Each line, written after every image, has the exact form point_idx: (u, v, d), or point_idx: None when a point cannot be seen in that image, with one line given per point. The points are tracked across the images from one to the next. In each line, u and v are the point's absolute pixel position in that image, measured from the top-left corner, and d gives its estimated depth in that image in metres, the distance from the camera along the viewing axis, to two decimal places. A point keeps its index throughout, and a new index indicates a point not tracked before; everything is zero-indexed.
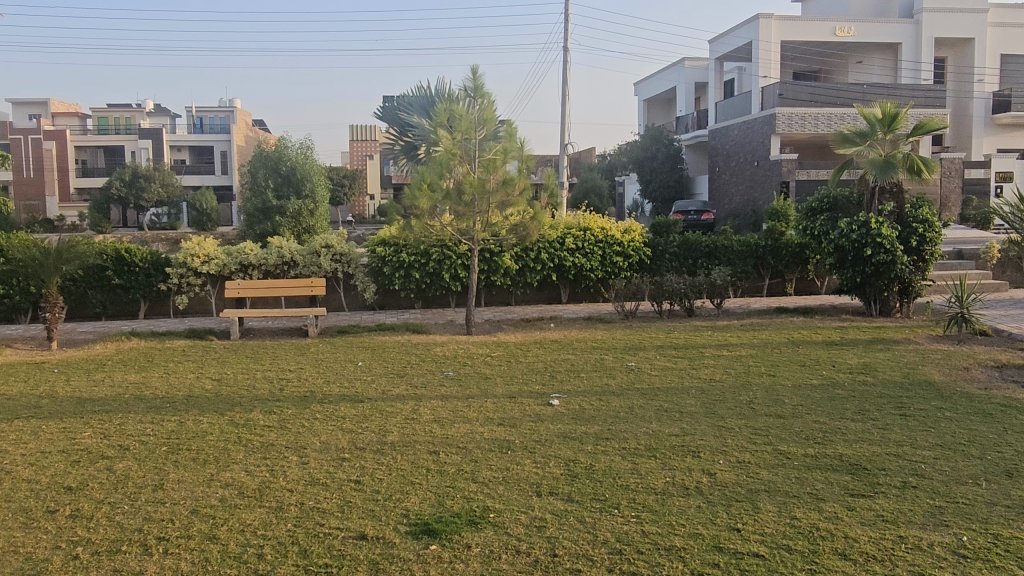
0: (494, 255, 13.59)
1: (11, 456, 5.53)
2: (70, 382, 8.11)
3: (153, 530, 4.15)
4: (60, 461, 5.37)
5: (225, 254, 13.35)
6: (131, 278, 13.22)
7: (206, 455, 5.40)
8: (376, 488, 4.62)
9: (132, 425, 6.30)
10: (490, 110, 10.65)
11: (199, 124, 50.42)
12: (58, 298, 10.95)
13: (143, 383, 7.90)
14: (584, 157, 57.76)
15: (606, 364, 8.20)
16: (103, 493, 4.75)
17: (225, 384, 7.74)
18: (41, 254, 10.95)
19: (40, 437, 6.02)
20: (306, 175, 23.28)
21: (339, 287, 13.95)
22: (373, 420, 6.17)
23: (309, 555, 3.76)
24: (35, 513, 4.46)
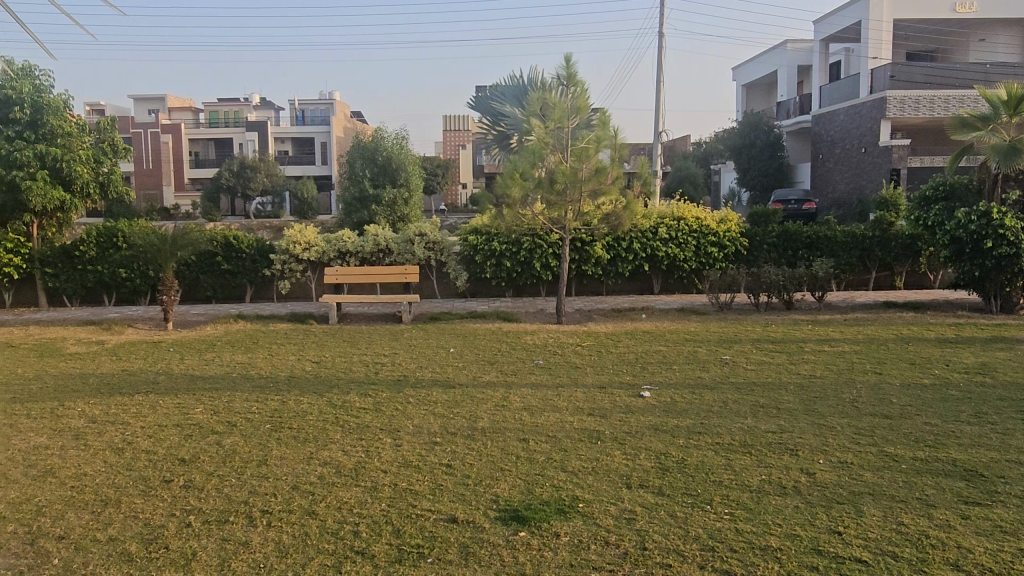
0: (585, 245, 13.53)
1: (133, 428, 5.95)
2: (184, 360, 8.65)
3: (258, 503, 4.37)
4: (175, 434, 5.74)
5: (324, 242, 13.87)
6: (239, 263, 14.01)
7: (306, 434, 5.65)
8: (466, 473, 4.70)
9: (239, 402, 6.66)
10: (583, 98, 10.54)
11: (301, 117, 52.50)
12: (173, 283, 11.68)
13: (249, 363, 8.34)
14: (679, 144, 56.49)
15: (700, 357, 8.00)
16: (213, 466, 5.04)
17: (323, 366, 8.06)
18: (159, 240, 11.70)
19: (158, 411, 6.45)
20: (401, 165, 23.82)
21: (432, 275, 14.20)
22: (463, 405, 6.27)
23: (401, 535, 3.87)
24: (152, 481, 4.79)
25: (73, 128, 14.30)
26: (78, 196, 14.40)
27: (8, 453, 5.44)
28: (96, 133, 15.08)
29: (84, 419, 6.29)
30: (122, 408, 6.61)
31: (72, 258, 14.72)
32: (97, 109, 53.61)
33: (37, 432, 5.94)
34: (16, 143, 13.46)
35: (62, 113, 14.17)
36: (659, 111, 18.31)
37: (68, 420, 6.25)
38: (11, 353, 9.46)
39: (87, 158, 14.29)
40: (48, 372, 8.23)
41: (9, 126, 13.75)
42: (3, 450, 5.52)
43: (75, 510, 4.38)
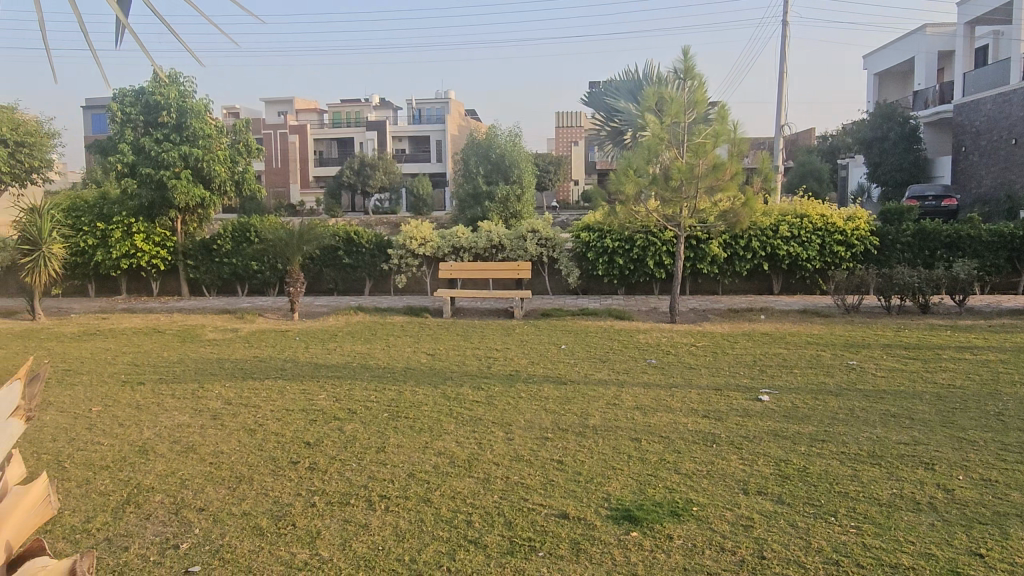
0: (701, 242, 13.24)
1: (264, 411, 6.35)
2: (309, 349, 9.14)
3: (377, 488, 4.56)
4: (301, 419, 6.08)
5: (439, 238, 14.24)
6: (359, 257, 14.64)
7: (422, 424, 5.82)
8: (578, 470, 4.70)
9: (359, 391, 6.97)
10: (701, 92, 10.27)
11: (418, 116, 54.17)
12: (300, 275, 12.32)
13: (369, 353, 8.71)
14: (802, 138, 54.10)
15: (824, 361, 7.63)
16: (336, 450, 5.30)
17: (439, 358, 8.29)
18: (287, 235, 12.39)
19: (286, 395, 6.86)
20: (515, 162, 24.12)
21: (544, 271, 14.27)
22: (575, 402, 6.27)
23: (513, 527, 3.93)
24: (281, 462, 5.10)
25: (212, 130, 15.39)
26: (216, 193, 15.52)
27: (156, 429, 5.94)
28: (233, 134, 16.15)
29: (222, 401, 6.78)
30: (254, 392, 7.07)
31: (210, 251, 15.84)
32: (232, 112, 57.38)
33: (182, 411, 6.46)
34: (164, 145, 14.65)
35: (204, 116, 15.28)
36: (782, 104, 17.58)
37: (207, 401, 6.76)
38: (158, 337, 10.32)
39: (224, 158, 15.36)
40: (190, 356, 8.92)
41: (158, 130, 14.97)
42: (152, 426, 6.03)
43: (213, 485, 4.72)
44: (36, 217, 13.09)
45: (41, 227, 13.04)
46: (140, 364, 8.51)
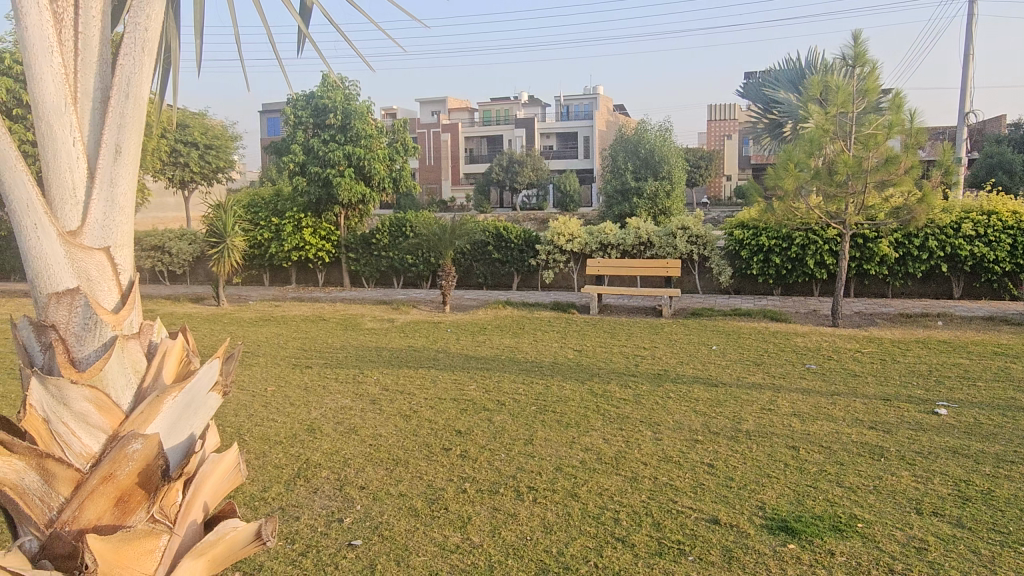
0: (869, 241, 12.44)
1: (419, 399, 6.66)
2: (460, 341, 9.45)
3: (525, 479, 4.65)
4: (452, 407, 6.31)
5: (587, 234, 14.25)
6: (508, 253, 14.97)
7: (569, 418, 5.87)
8: (730, 475, 4.55)
9: (508, 383, 7.12)
10: (873, 79, 9.60)
11: (566, 112, 54.42)
12: (451, 269, 12.74)
13: (517, 347, 8.87)
14: (990, 126, 48.82)
15: (1014, 374, 6.88)
16: (485, 440, 5.45)
17: (586, 355, 8.30)
18: (440, 231, 12.88)
19: (438, 384, 7.15)
20: (665, 158, 23.65)
21: (694, 269, 13.88)
22: (727, 406, 6.06)
23: (662, 529, 3.87)
24: (434, 448, 5.32)
25: (373, 130, 16.31)
26: (376, 190, 16.42)
27: (322, 410, 6.40)
28: (392, 134, 17.06)
29: (380, 386, 7.19)
30: (409, 379, 7.44)
31: (369, 244, 16.73)
32: (390, 112, 60.36)
33: (345, 395, 6.91)
34: (330, 145, 15.70)
35: (365, 117, 16.21)
36: (967, 89, 15.97)
37: (367, 386, 7.19)
38: (324, 325, 11.09)
39: (383, 156, 16.24)
40: (351, 343, 9.51)
41: (325, 131, 16.06)
42: (318, 407, 6.50)
43: (373, 465, 5.02)
44: (222, 213, 14.49)
45: (226, 222, 14.40)
46: (309, 349, 9.20)
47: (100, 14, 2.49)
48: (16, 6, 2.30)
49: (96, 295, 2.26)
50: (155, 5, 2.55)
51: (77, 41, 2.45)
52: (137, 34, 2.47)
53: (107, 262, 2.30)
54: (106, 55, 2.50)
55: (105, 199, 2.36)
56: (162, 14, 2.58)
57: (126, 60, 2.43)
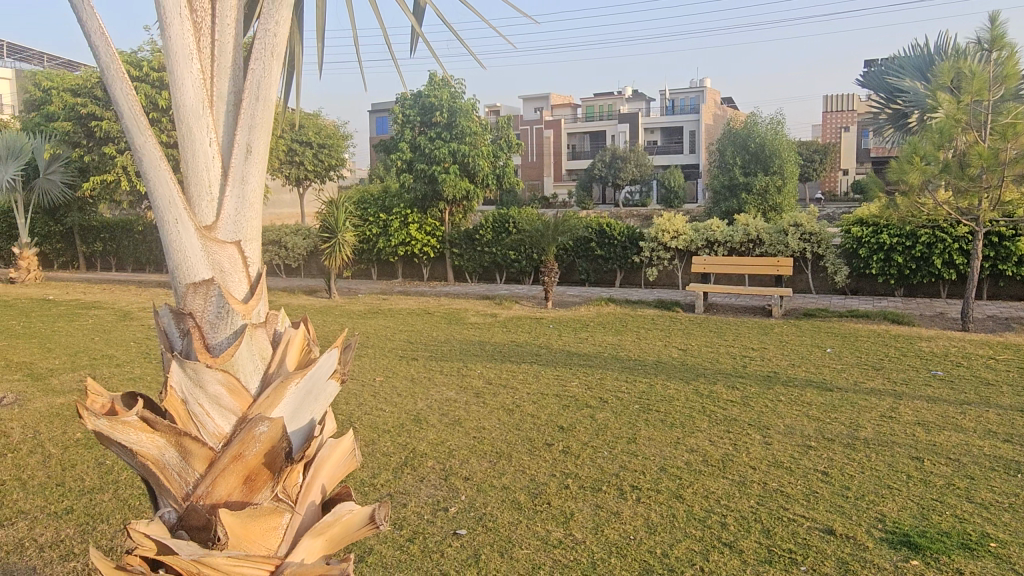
0: (1004, 240, 11.52)
1: (522, 393, 6.73)
2: (562, 337, 9.47)
3: (629, 478, 4.61)
4: (555, 403, 6.33)
5: (692, 231, 13.92)
6: (611, 250, 14.88)
7: (673, 418, 5.76)
8: (846, 485, 4.33)
9: (611, 380, 7.08)
10: (1013, 65, 8.91)
11: (671, 107, 53.41)
12: (554, 265, 12.74)
13: (620, 345, 8.79)
14: None
15: None
16: (588, 436, 5.44)
17: (691, 354, 8.13)
18: (543, 227, 12.93)
19: (541, 380, 7.20)
20: (776, 152, 22.75)
21: (807, 268, 13.30)
22: (843, 412, 5.77)
23: (772, 536, 3.74)
24: (537, 443, 5.36)
25: (478, 127, 16.59)
26: (480, 186, 16.69)
27: (428, 401, 6.58)
28: (496, 131, 17.30)
29: (484, 380, 7.32)
30: (512, 373, 7.53)
31: (473, 240, 16.96)
32: (494, 110, 61.13)
33: (450, 387, 7.07)
34: (437, 143, 16.08)
35: (470, 115, 16.50)
36: None
37: (470, 380, 7.33)
38: (429, 318, 11.37)
39: (487, 153, 16.49)
40: (455, 337, 9.71)
41: (432, 129, 16.46)
42: (425, 398, 6.69)
43: (477, 457, 5.11)
44: (334, 209, 15.11)
45: (338, 217, 15.01)
46: (414, 341, 9.46)
47: (235, 22, 2.66)
48: (162, 16, 2.50)
49: (228, 285, 2.41)
50: (283, 12, 2.69)
51: (214, 47, 2.62)
52: (267, 40, 2.62)
53: (238, 255, 2.45)
54: (238, 59, 2.66)
55: (236, 196, 2.51)
56: (289, 21, 2.72)
57: (256, 65, 2.58)
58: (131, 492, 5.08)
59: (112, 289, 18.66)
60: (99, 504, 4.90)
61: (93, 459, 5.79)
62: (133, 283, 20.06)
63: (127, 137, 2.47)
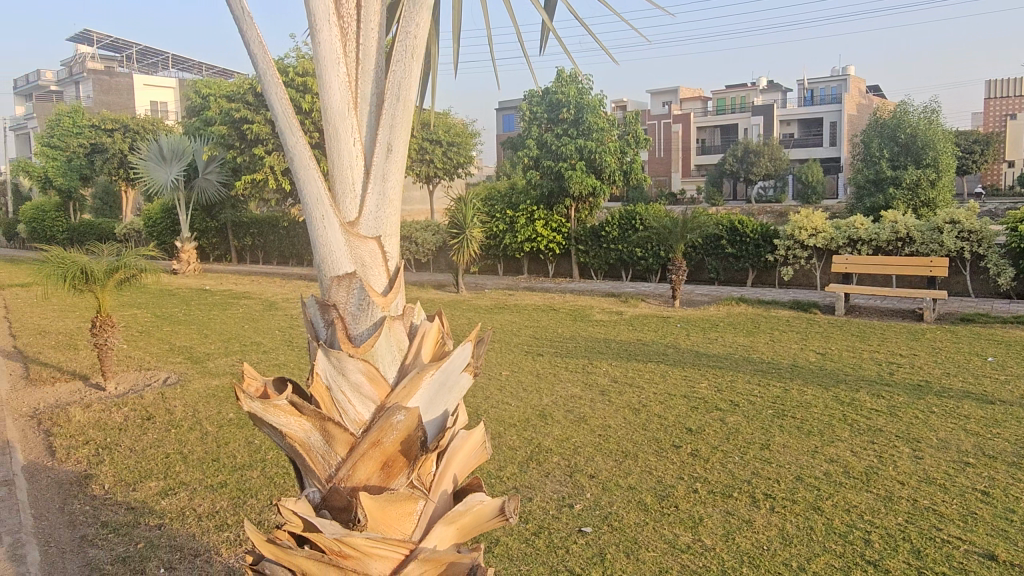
0: None
1: (648, 393, 6.62)
2: (690, 337, 9.22)
3: (761, 486, 4.41)
4: (683, 405, 6.17)
5: (833, 228, 13.14)
6: (743, 248, 14.35)
7: (811, 426, 5.47)
8: (1010, 507, 3.94)
9: (742, 383, 6.81)
10: None
11: (810, 97, 50.72)
12: (682, 263, 12.42)
13: (752, 346, 8.45)
14: None
15: None
16: (717, 440, 5.27)
17: (830, 358, 7.69)
18: (671, 224, 12.62)
19: (668, 380, 7.05)
20: (930, 143, 21.02)
21: (964, 269, 12.22)
22: (1007, 428, 5.25)
23: (923, 557, 3.47)
24: (664, 444, 5.24)
25: (605, 123, 16.47)
26: (607, 182, 16.53)
27: (554, 397, 6.61)
28: (624, 126, 17.10)
29: (610, 378, 7.25)
30: (638, 373, 7.41)
31: (599, 237, 16.79)
32: (621, 105, 60.42)
33: (575, 384, 7.07)
34: (564, 140, 16.17)
35: (597, 111, 16.41)
36: None
37: (596, 377, 7.28)
38: (554, 315, 11.43)
39: (615, 149, 16.31)
40: (581, 334, 9.69)
41: (559, 126, 16.59)
42: (550, 394, 6.72)
43: (602, 455, 5.07)
44: (462, 206, 15.49)
45: (466, 214, 15.37)
46: (539, 337, 9.52)
47: (378, 26, 2.77)
48: (313, 23, 2.64)
49: (369, 279, 2.51)
50: (423, 14, 2.76)
51: (358, 51, 2.74)
52: (407, 42, 2.71)
53: (378, 250, 2.55)
54: (380, 61, 2.77)
55: (377, 193, 2.61)
56: (428, 23, 2.80)
57: (397, 67, 2.67)
58: (276, 470, 5.44)
59: (260, 281, 20.06)
60: (248, 479, 5.28)
61: (243, 438, 6.24)
62: (278, 276, 21.46)
63: (280, 139, 2.64)
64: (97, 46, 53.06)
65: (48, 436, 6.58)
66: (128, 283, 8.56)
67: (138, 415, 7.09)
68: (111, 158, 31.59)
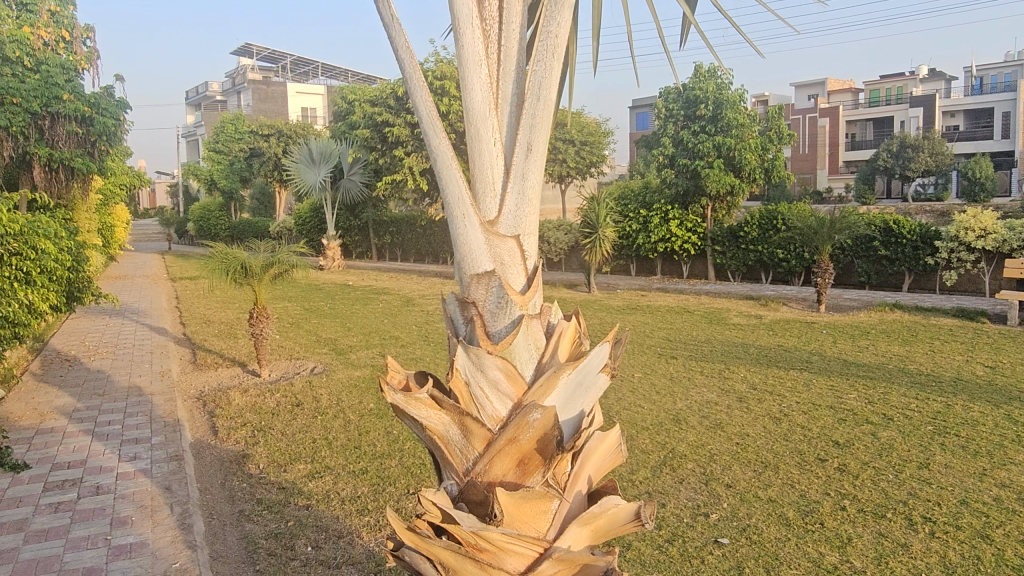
0: None
1: (790, 402, 6.29)
2: (837, 344, 8.67)
3: (919, 508, 4.07)
4: (829, 416, 5.81)
5: (1005, 229, 11.76)
6: (899, 250, 13.37)
7: (978, 446, 4.98)
8: None
9: (896, 396, 6.31)
10: None
11: (978, 86, 46.41)
12: (828, 265, 11.69)
13: (908, 357, 7.83)
14: None
15: None
16: (868, 456, 4.91)
17: (1000, 373, 6.98)
18: (817, 224, 11.90)
19: (812, 389, 6.66)
20: None
21: None
22: None
23: None
24: (808, 457, 4.96)
25: (746, 119, 15.78)
26: (746, 180, 15.84)
27: (688, 401, 6.43)
28: (766, 121, 16.37)
29: (748, 384, 6.95)
30: (779, 380, 7.05)
31: (737, 237, 16.13)
32: (762, 100, 57.96)
33: (710, 389, 6.84)
34: (701, 137, 15.70)
35: (737, 105, 15.78)
36: None
37: (733, 383, 7.00)
38: (689, 317, 11.13)
39: (756, 146, 15.61)
40: (717, 337, 9.37)
41: (696, 122, 16.11)
42: (684, 398, 6.54)
43: (740, 465, 4.87)
44: (595, 205, 15.39)
45: (599, 213, 15.27)
46: (673, 340, 9.30)
47: (520, 25, 2.79)
48: (456, 26, 2.70)
49: (507, 278, 2.53)
50: (564, 12, 2.75)
51: (500, 52, 2.77)
52: (549, 41, 2.71)
53: (517, 248, 2.57)
54: (521, 61, 2.79)
55: (516, 192, 2.63)
56: (569, 21, 2.78)
57: (538, 66, 2.68)
58: (412, 461, 5.64)
59: (398, 277, 20.91)
60: (387, 468, 5.51)
61: (383, 428, 6.53)
62: (416, 273, 22.31)
63: (425, 141, 2.72)
64: (256, 57, 57.30)
65: (212, 417, 7.19)
66: (281, 278, 9.17)
67: (289, 401, 7.59)
68: (267, 162, 34.04)
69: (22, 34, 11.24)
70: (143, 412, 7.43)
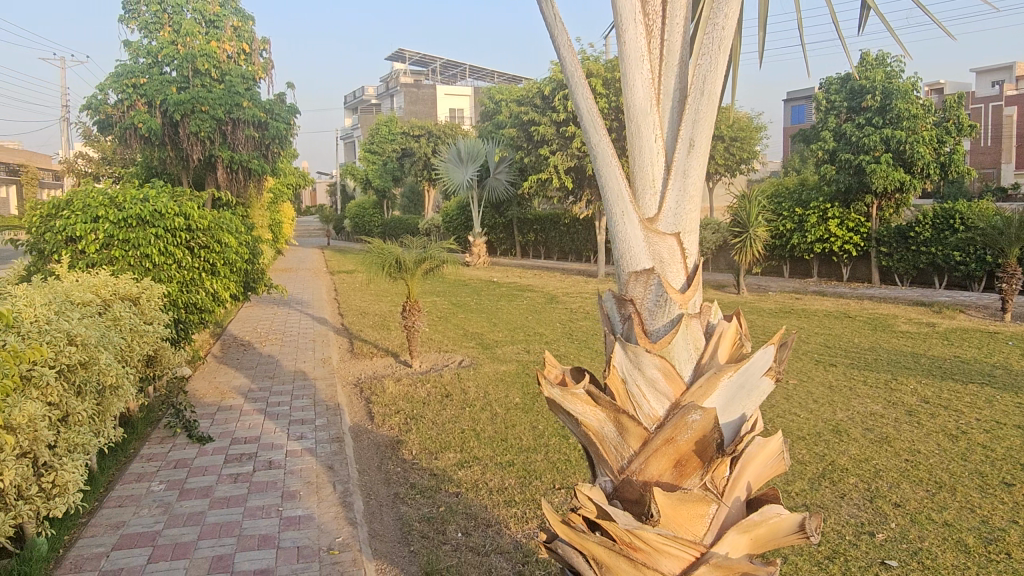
0: None
1: (968, 418, 5.74)
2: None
3: None
4: (1016, 437, 5.24)
5: None
6: None
7: None
8: None
9: None
10: None
11: None
12: (1016, 270, 10.55)
13: None
14: None
15: None
16: None
17: None
18: (1003, 224, 10.77)
19: (995, 406, 6.04)
20: None
21: None
22: None
23: None
24: (991, 480, 4.51)
25: (920, 110, 14.52)
26: (918, 176, 14.60)
27: (849, 412, 6.04)
28: (943, 111, 14.98)
29: (919, 397, 6.41)
30: (955, 395, 6.46)
31: (907, 238, 14.92)
32: (937, 88, 53.14)
33: (874, 400, 6.38)
34: (867, 130, 14.65)
35: (909, 95, 14.56)
36: None
37: (902, 396, 6.48)
38: (850, 322, 10.43)
39: (931, 139, 14.34)
40: (882, 345, 8.73)
41: (861, 115, 15.04)
42: (845, 409, 6.15)
43: (910, 483, 4.51)
44: (747, 204, 14.77)
45: (751, 212, 14.64)
46: (832, 346, 8.75)
47: (684, 19, 2.73)
48: (619, 24, 2.70)
49: (667, 276, 2.49)
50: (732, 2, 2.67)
51: (663, 48, 2.74)
52: (715, 34, 2.65)
53: (677, 246, 2.52)
54: (684, 55, 2.74)
55: (677, 188, 2.58)
56: (736, 13, 2.70)
57: (703, 59, 2.62)
58: (558, 457, 5.70)
59: (541, 275, 21.14)
60: (533, 462, 5.61)
61: (528, 422, 6.64)
62: (559, 271, 22.46)
63: (585, 138, 2.74)
64: (409, 62, 59.91)
65: (369, 403, 7.63)
66: (434, 272, 9.53)
67: (440, 391, 7.90)
68: (418, 162, 35.51)
69: (210, 48, 12.34)
70: (308, 396, 8.01)
